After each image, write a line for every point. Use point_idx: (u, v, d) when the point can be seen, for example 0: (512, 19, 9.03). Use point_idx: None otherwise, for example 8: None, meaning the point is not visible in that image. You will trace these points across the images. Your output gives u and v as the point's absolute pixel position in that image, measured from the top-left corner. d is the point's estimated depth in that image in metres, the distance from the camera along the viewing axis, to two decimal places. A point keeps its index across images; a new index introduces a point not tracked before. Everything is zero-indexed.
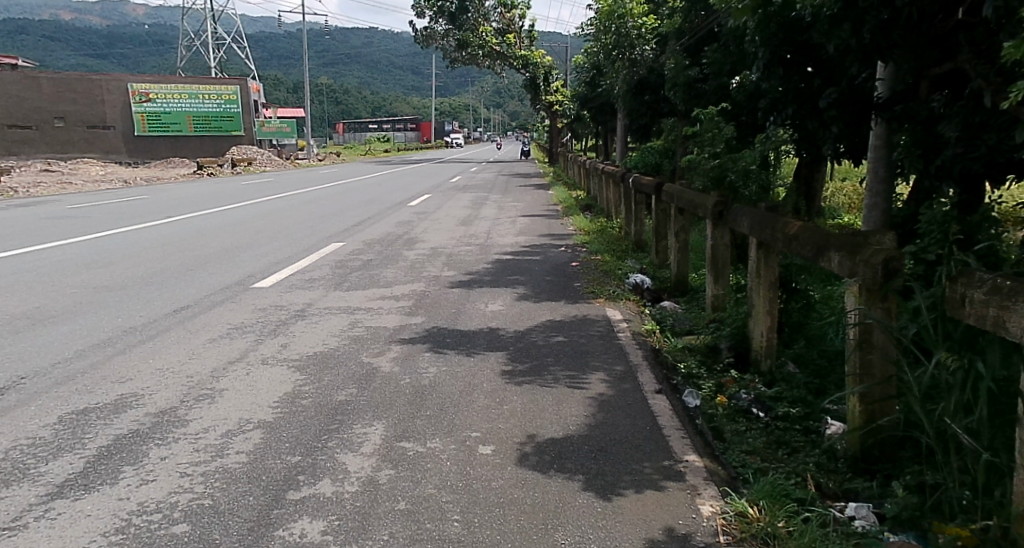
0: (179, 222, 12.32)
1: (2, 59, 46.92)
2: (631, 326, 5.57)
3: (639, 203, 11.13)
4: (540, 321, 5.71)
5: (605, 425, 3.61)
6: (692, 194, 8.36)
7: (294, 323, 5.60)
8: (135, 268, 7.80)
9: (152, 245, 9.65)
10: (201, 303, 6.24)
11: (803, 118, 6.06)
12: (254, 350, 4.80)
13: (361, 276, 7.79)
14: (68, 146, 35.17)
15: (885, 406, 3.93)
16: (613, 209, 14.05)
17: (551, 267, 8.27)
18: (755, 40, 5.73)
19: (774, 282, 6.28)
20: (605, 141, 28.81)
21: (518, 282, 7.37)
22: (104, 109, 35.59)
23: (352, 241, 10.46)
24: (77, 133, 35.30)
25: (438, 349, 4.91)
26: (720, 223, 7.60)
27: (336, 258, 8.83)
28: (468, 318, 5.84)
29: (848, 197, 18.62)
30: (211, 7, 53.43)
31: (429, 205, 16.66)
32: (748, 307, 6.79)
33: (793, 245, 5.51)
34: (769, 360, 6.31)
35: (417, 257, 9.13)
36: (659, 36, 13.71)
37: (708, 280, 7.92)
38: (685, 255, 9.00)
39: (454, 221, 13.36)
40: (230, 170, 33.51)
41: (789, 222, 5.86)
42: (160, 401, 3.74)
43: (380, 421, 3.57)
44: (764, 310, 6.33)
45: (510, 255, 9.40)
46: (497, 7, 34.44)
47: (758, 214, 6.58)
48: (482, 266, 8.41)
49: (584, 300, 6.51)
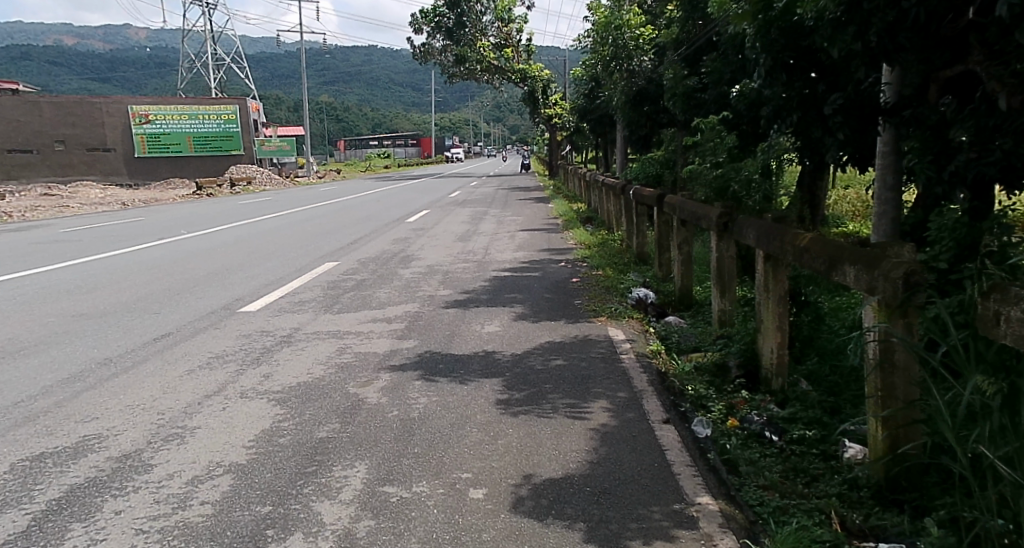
0: (172, 244, 12.09)
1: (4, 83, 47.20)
2: (635, 346, 5.28)
3: (639, 215, 10.88)
4: (538, 343, 5.42)
5: (608, 462, 3.31)
6: (695, 206, 8.09)
7: (279, 351, 5.32)
8: (120, 294, 7.51)
9: (141, 268, 9.37)
10: (184, 330, 5.95)
11: (809, 126, 5.75)
12: (234, 381, 4.51)
13: (353, 297, 7.52)
14: (69, 170, 35.18)
15: (909, 431, 3.65)
16: (614, 221, 13.81)
17: (551, 284, 7.99)
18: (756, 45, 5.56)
19: (783, 297, 6.03)
20: (604, 152, 28.57)
21: (516, 300, 7.09)
22: (103, 131, 35.55)
23: (347, 260, 10.20)
24: (77, 156, 35.28)
25: (429, 377, 4.61)
26: (725, 235, 7.34)
27: (329, 279, 8.58)
28: (462, 341, 5.55)
29: (853, 205, 18.31)
30: (210, 29, 53.65)
31: (427, 221, 16.41)
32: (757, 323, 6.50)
33: (803, 259, 5.25)
34: (781, 377, 6.08)
35: (413, 276, 8.86)
36: (659, 46, 13.49)
37: (714, 294, 7.63)
38: (689, 267, 8.73)
39: (451, 237, 13.11)
40: (229, 190, 33.35)
41: (799, 234, 5.58)
42: (124, 443, 3.44)
43: (362, 462, 3.27)
44: (773, 327, 6.08)
45: (508, 271, 9.11)
46: (495, 21, 34.37)
47: (765, 225, 6.31)
48: (479, 283, 8.13)
49: (584, 318, 6.21)
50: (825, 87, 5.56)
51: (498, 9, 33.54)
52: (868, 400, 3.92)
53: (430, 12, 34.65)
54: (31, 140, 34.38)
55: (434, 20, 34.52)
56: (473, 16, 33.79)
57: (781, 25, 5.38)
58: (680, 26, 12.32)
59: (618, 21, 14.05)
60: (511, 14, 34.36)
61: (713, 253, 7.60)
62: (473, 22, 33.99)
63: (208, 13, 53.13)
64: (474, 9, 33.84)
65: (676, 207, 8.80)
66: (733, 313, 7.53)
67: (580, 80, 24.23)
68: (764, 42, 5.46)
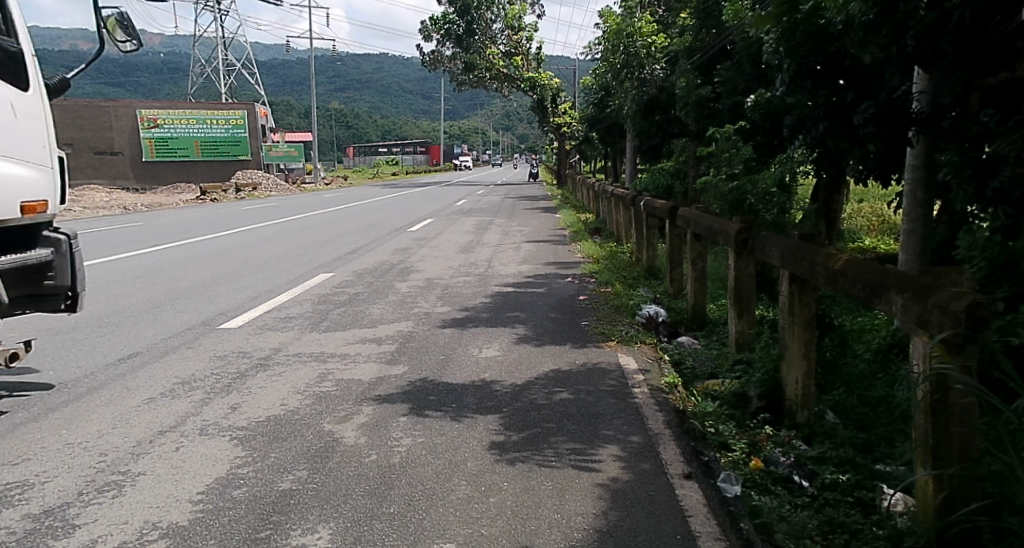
0: (166, 251, 11.64)
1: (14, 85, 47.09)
2: (649, 378, 4.75)
3: (651, 227, 10.35)
4: (541, 372, 4.90)
5: (620, 531, 2.79)
6: (712, 220, 7.57)
7: (254, 376, 4.80)
8: (95, 307, 7.01)
9: (124, 277, 8.87)
10: (153, 350, 5.44)
11: (835, 138, 5.13)
12: (196, 413, 4.00)
13: (344, 313, 7.02)
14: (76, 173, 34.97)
15: (969, 491, 2.96)
16: (623, 233, 13.28)
17: (556, 302, 7.46)
18: (780, 52, 5.13)
19: (809, 322, 5.52)
20: (614, 162, 28.09)
21: (518, 320, 6.56)
22: (110, 135, 35.32)
23: (343, 272, 9.70)
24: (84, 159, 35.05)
25: (417, 412, 4.09)
26: (744, 252, 6.85)
27: (321, 292, 8.08)
28: (458, 367, 5.04)
29: (869, 219, 17.74)
30: (221, 34, 53.49)
31: (431, 230, 15.91)
32: (780, 350, 5.96)
33: (838, 284, 4.71)
34: (807, 410, 5.57)
35: (410, 290, 8.36)
36: (672, 55, 13.04)
37: (732, 314, 7.09)
38: (703, 285, 8.20)
39: (454, 248, 12.60)
40: (235, 195, 32.99)
41: (831, 255, 5.06)
42: (49, 495, 2.93)
43: (326, 525, 2.76)
44: (800, 354, 5.56)
45: (511, 287, 8.59)
46: (505, 29, 33.87)
47: (792, 242, 5.78)
48: (479, 300, 7.61)
49: (592, 343, 5.68)
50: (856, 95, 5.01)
51: (507, 17, 33.14)
52: (916, 448, 3.24)
53: (439, 19, 34.14)
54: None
55: (444, 26, 33.92)
56: (483, 23, 33.35)
57: (808, 28, 4.95)
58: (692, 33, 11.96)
59: (629, 29, 13.50)
60: (520, 22, 33.86)
61: (731, 271, 7.08)
62: (483, 30, 33.63)
63: (219, 19, 52.87)
64: (484, 16, 33.40)
65: (691, 221, 8.29)
66: (752, 335, 6.99)
67: (591, 88, 23.74)
68: (788, 47, 5.00)
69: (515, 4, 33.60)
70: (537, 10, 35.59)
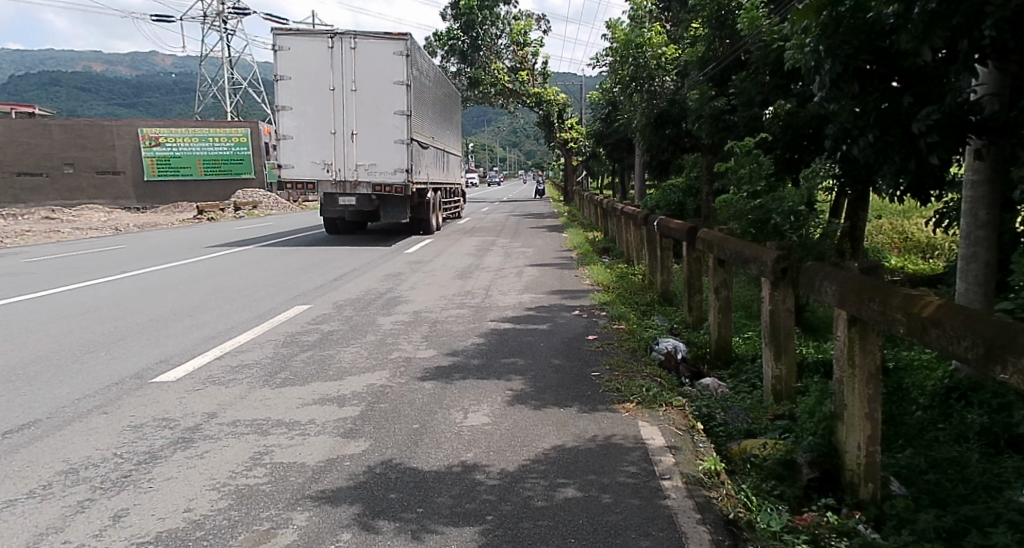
0: (129, 280, 10.56)
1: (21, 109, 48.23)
2: (680, 462, 3.66)
3: (665, 249, 9.29)
4: (540, 453, 3.79)
5: None
6: (740, 246, 6.51)
7: (169, 456, 3.71)
8: (19, 352, 5.99)
9: (67, 314, 7.83)
10: (58, 415, 4.37)
11: (890, 142, 5.77)
12: (63, 530, 2.92)
13: (309, 360, 5.92)
14: (77, 194, 34.73)
15: None
16: (633, 254, 12.21)
17: (561, 342, 6.39)
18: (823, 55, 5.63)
19: (874, 375, 4.42)
20: (622, 177, 26.83)
21: (514, 371, 5.46)
22: (114, 155, 34.91)
23: (322, 302, 8.65)
24: (87, 180, 34.78)
25: (369, 525, 3.00)
26: (783, 283, 5.82)
27: (290, 330, 7.01)
28: (433, 444, 3.94)
29: (895, 237, 16.55)
30: (228, 56, 53.23)
31: (427, 252, 14.82)
32: (837, 406, 4.88)
33: (926, 338, 3.69)
34: (872, 483, 4.45)
35: (394, 327, 7.26)
36: (681, 66, 12.02)
37: (766, 356, 6.03)
38: (728, 316, 7.09)
39: (451, 273, 11.53)
40: (233, 214, 32.08)
41: (911, 294, 4.01)
42: None
43: None
44: (860, 415, 4.45)
45: (511, 321, 7.53)
46: (510, 44, 32.86)
47: (848, 275, 4.74)
48: (471, 340, 6.53)
49: (605, 405, 4.56)
50: (912, 97, 5.67)
51: (513, 33, 32.04)
52: None
53: (443, 34, 33.16)
54: (42, 162, 34.04)
55: (449, 42, 32.98)
56: (487, 38, 32.35)
57: (852, 24, 5.39)
58: (703, 43, 11.02)
59: (639, 39, 12.82)
60: (525, 37, 32.89)
61: (766, 305, 6.03)
62: (488, 46, 32.60)
63: (223, 32, 52.96)
64: (489, 32, 32.33)
65: (710, 244, 7.25)
66: (791, 380, 5.91)
67: (597, 104, 22.66)
68: (832, 44, 5.46)
69: (520, 19, 32.56)
70: (542, 25, 34.51)
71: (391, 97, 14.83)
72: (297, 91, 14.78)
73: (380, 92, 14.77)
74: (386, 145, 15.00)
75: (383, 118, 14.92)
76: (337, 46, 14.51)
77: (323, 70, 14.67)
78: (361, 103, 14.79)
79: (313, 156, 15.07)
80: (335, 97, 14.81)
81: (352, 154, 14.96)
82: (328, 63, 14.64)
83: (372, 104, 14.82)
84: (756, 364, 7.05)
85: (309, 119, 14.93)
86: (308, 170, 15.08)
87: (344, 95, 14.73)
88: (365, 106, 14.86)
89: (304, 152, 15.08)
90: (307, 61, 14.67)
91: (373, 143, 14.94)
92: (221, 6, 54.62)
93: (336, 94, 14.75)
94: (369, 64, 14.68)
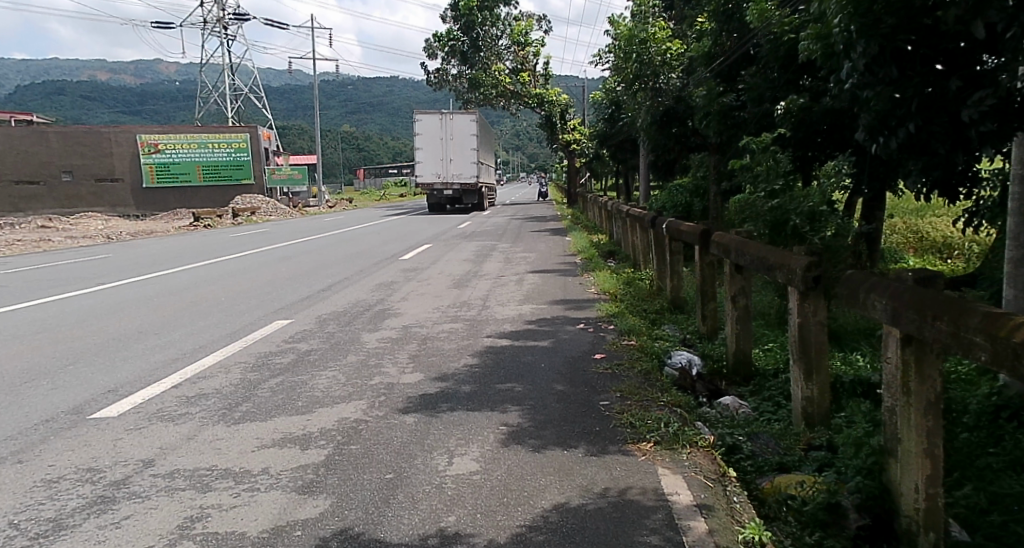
0: (105, 293, 9.88)
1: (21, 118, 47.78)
2: (716, 530, 2.95)
3: (675, 253, 8.57)
4: (538, 516, 3.07)
5: None
6: (762, 251, 5.78)
7: (77, 526, 2.99)
8: None
9: (25, 332, 7.15)
10: None
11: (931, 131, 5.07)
12: None
13: (278, 387, 5.19)
14: (76, 202, 34.11)
15: None
16: (640, 257, 11.48)
17: (565, 363, 5.68)
18: (855, 36, 4.91)
19: (934, 405, 3.65)
20: (626, 178, 26.04)
21: (510, 401, 4.74)
22: (112, 162, 34.34)
23: (304, 317, 7.95)
24: (85, 187, 34.15)
25: None
26: (814, 294, 5.09)
27: (263, 351, 6.29)
28: (406, 502, 3.22)
29: (911, 236, 15.76)
30: (229, 62, 52.71)
31: (424, 259, 14.11)
32: (886, 439, 4.15)
33: (1020, 370, 3.02)
34: (933, 533, 3.69)
35: (377, 346, 6.54)
36: (687, 62, 11.27)
37: (794, 377, 5.30)
38: (748, 328, 6.32)
39: (448, 281, 10.82)
40: (231, 221, 31.42)
41: (988, 310, 3.31)
42: None
43: None
44: (917, 452, 3.69)
45: (510, 337, 6.82)
46: (511, 45, 32.15)
47: (896, 286, 4.02)
48: (463, 362, 5.81)
49: (616, 446, 3.83)
50: (960, 81, 4.87)
51: (513, 33, 31.33)
52: None
53: (444, 36, 32.48)
54: (39, 170, 33.53)
55: (449, 43, 32.34)
56: (488, 39, 31.66)
57: None
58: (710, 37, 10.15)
59: (642, 34, 11.86)
60: (527, 37, 32.17)
61: (793, 319, 5.29)
62: (488, 46, 31.84)
63: (223, 37, 52.47)
64: (489, 32, 31.63)
65: (727, 247, 6.51)
66: (825, 403, 5.16)
67: (601, 103, 21.91)
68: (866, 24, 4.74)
69: (521, 20, 31.83)
70: (542, 25, 33.80)
71: (469, 140, 28.63)
72: (424, 141, 28.71)
73: (463, 137, 28.44)
74: (468, 164, 28.67)
75: (466, 149, 28.71)
76: (443, 119, 28.63)
77: (436, 128, 28.52)
78: (455, 142, 28.63)
79: (431, 171, 28.62)
80: (444, 141, 28.61)
81: (450, 170, 28.83)
82: (438, 124, 28.42)
83: (460, 142, 28.57)
84: (779, 379, 6.29)
85: (430, 153, 28.70)
86: (429, 177, 28.74)
87: (446, 141, 28.57)
88: (456, 143, 28.58)
89: (427, 169, 28.74)
90: (430, 128, 28.65)
91: (460, 162, 28.58)
92: (221, 12, 54.18)
93: (444, 141, 28.81)
94: (458, 124, 28.54)
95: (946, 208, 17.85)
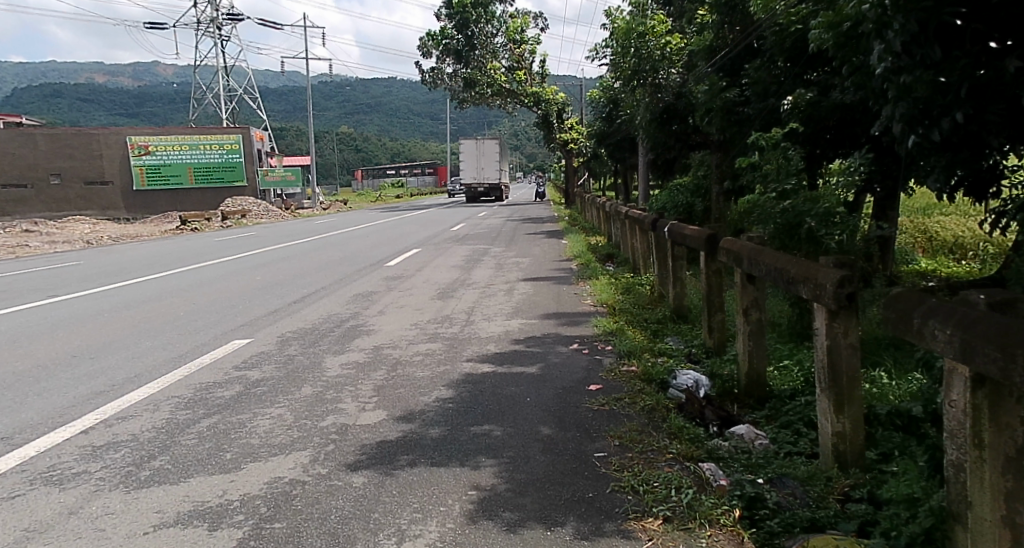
0: (56, 306, 9.02)
1: (13, 122, 47.19)
2: None
3: (677, 258, 7.70)
4: None
5: None
6: (774, 260, 4.86)
7: None
8: None
9: None
10: None
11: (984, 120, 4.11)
12: None
13: (211, 430, 4.34)
14: (64, 205, 33.26)
15: None
16: (640, 262, 10.60)
17: (553, 397, 4.83)
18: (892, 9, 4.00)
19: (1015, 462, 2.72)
20: (625, 178, 25.14)
21: (484, 450, 3.89)
22: (101, 164, 33.51)
23: (264, 337, 7.07)
24: (73, 190, 33.33)
25: None
26: (846, 310, 3.98)
27: (207, 381, 5.43)
28: None
29: (920, 234, 14.93)
30: (223, 64, 52.03)
31: (410, 265, 13.26)
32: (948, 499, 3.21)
33: None
34: None
35: (339, 373, 5.68)
36: (688, 56, 10.33)
37: (821, 407, 4.22)
38: (762, 344, 5.31)
39: (431, 291, 9.96)
40: (220, 223, 30.60)
41: None
42: None
43: None
44: (994, 521, 2.77)
45: (493, 359, 5.99)
46: (507, 43, 31.29)
47: (953, 307, 3.02)
48: (435, 394, 4.99)
49: (616, 531, 2.99)
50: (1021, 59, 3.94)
51: (510, 31, 30.50)
52: None
53: (438, 34, 31.57)
54: (27, 173, 32.63)
55: (443, 42, 31.28)
56: (483, 37, 30.77)
57: None
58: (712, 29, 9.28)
59: (641, 27, 10.98)
60: (523, 35, 31.39)
61: (819, 339, 4.19)
62: (484, 44, 30.90)
63: (217, 39, 51.65)
64: (484, 30, 30.76)
65: (737, 252, 5.50)
66: (859, 441, 4.07)
67: (598, 102, 21.06)
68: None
69: (517, 16, 30.99)
70: (538, 22, 32.92)
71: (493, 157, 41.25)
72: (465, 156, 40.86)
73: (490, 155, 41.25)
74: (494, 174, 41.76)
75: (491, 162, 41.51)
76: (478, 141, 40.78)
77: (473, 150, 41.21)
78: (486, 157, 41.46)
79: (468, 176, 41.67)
80: (478, 158, 41.76)
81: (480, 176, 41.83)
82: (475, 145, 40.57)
83: (488, 157, 41.32)
84: (800, 403, 5.22)
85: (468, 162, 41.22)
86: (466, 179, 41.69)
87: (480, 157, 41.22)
88: (487, 157, 41.34)
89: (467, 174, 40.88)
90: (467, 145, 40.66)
91: (488, 170, 42.10)
92: (215, 12, 53.32)
93: (478, 157, 41.72)
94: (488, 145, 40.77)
95: (953, 206, 17.06)
